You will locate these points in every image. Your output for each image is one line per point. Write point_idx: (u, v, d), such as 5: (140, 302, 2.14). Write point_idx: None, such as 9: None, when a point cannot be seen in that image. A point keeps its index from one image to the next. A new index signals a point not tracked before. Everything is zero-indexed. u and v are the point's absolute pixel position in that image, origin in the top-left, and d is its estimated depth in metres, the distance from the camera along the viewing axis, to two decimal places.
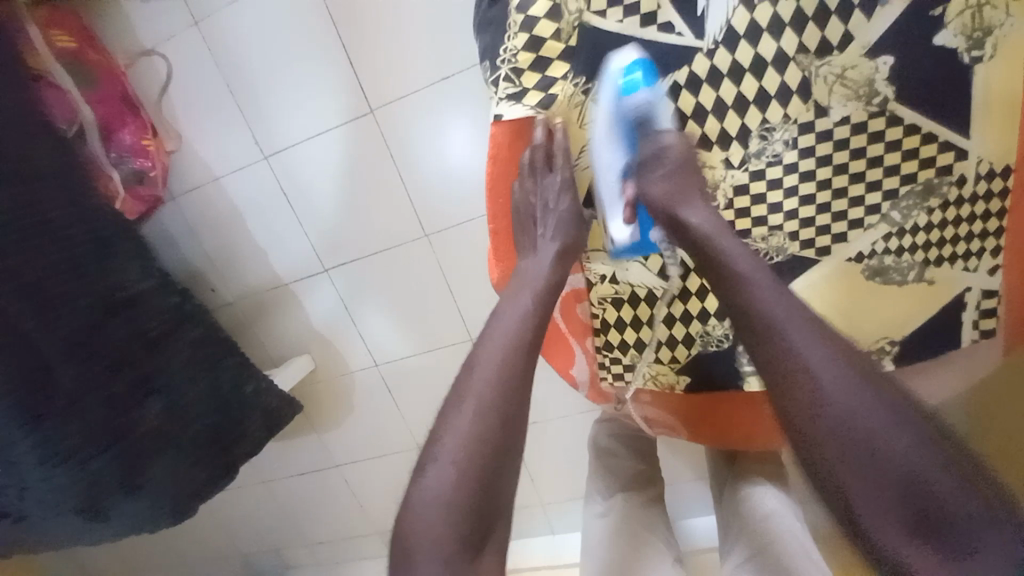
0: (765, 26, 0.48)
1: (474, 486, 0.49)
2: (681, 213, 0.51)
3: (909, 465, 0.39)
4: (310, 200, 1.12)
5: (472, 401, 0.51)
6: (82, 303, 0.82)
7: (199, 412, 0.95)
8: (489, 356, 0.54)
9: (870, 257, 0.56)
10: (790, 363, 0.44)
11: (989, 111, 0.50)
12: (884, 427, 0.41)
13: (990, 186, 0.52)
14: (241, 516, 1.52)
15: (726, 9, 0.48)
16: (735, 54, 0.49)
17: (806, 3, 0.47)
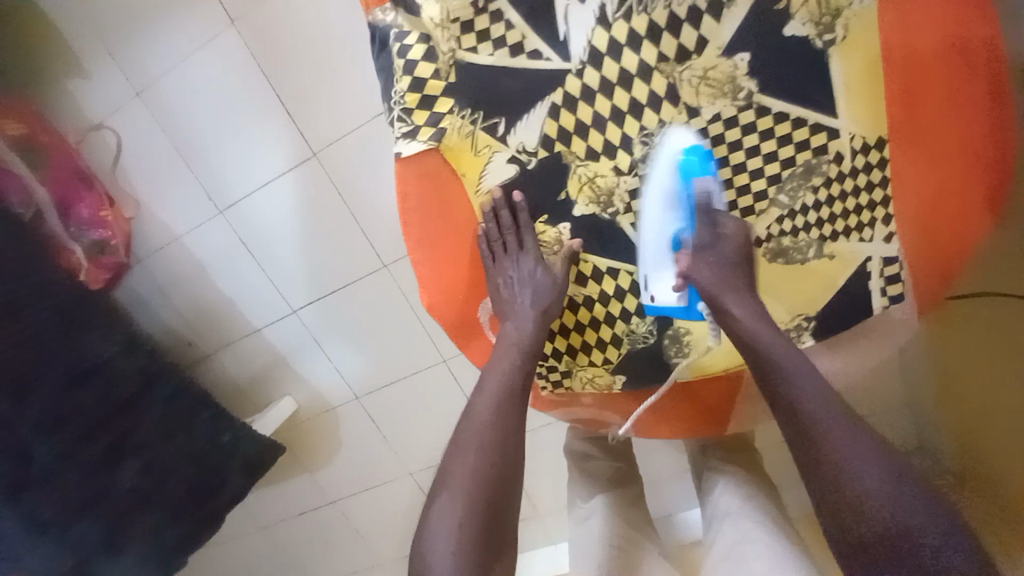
0: (624, 42, 0.51)
1: (479, 511, 0.53)
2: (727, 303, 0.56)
3: (875, 480, 0.45)
4: (269, 247, 1.16)
5: (475, 446, 0.56)
6: (50, 378, 0.86)
7: (176, 468, 1.00)
8: (489, 395, 0.59)
9: (769, 241, 0.59)
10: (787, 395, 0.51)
11: (852, 88, 0.52)
12: (862, 457, 0.46)
13: (868, 159, 0.54)
14: (248, 561, 1.55)
15: (586, 31, 0.51)
16: (602, 70, 0.52)
17: (658, 16, 0.50)
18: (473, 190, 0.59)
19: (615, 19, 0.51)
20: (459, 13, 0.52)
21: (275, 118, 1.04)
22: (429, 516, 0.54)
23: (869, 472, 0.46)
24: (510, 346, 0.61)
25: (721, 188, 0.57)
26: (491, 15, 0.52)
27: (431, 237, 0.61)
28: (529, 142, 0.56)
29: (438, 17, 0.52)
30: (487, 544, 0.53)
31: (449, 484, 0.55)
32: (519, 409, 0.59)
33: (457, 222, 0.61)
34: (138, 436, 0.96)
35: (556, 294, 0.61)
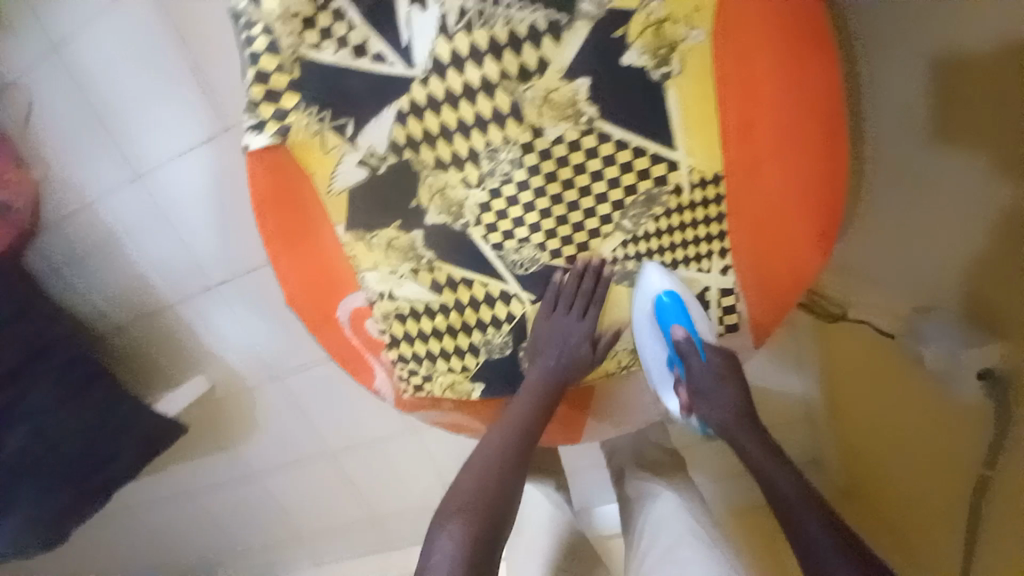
0: (466, 54, 0.55)
1: (474, 543, 0.60)
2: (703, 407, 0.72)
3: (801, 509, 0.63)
4: (181, 221, 1.14)
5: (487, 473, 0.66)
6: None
7: (64, 440, 0.97)
8: (498, 436, 0.68)
9: (615, 262, 0.68)
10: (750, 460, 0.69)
11: (685, 123, 0.61)
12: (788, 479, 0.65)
13: (706, 193, 0.64)
14: (169, 534, 1.56)
15: (428, 40, 0.55)
16: (445, 81, 0.56)
17: (498, 33, 0.55)
18: (326, 188, 0.61)
19: (456, 31, 0.55)
20: (298, 9, 0.53)
21: (185, 91, 1.02)
22: (432, 545, 0.61)
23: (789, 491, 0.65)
24: (521, 403, 0.69)
25: (570, 209, 0.63)
26: (332, 14, 0.54)
27: (280, 235, 0.61)
28: (379, 147, 0.59)
29: (278, 10, 0.52)
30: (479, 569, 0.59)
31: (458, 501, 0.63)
32: (520, 456, 0.67)
33: (312, 223, 0.62)
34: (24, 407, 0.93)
35: (584, 364, 0.70)
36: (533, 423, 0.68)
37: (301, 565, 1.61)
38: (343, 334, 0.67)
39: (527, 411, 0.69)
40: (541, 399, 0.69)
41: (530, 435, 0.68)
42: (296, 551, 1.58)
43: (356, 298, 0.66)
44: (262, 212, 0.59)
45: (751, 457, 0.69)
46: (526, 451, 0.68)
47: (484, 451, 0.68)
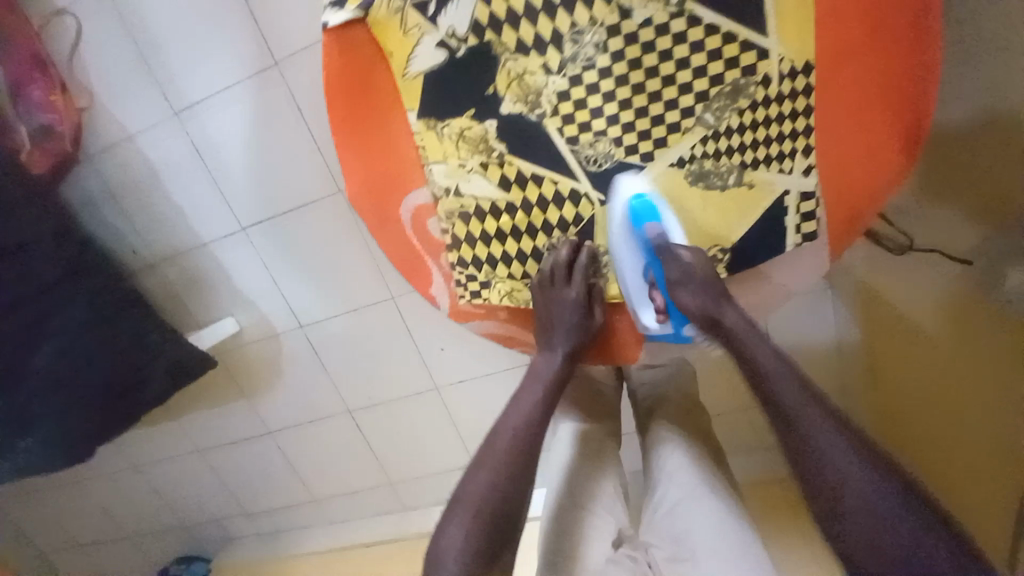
0: None
1: (479, 539, 0.61)
2: (727, 321, 0.63)
3: (829, 462, 0.54)
4: (221, 157, 1.14)
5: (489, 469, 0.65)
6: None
7: (92, 356, 0.97)
8: (502, 443, 0.67)
9: (692, 163, 0.66)
10: (777, 401, 0.59)
11: (779, 8, 0.60)
12: (839, 452, 0.54)
13: (794, 85, 0.63)
14: (183, 486, 1.54)
15: None
16: None
17: None
18: (401, 74, 0.63)
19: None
20: None
21: (235, 19, 1.02)
22: (438, 544, 0.62)
23: (843, 465, 0.54)
24: (523, 404, 0.69)
25: (651, 100, 0.63)
26: None
27: (351, 122, 0.64)
28: (459, 27, 0.61)
29: None
30: (489, 559, 0.62)
31: (463, 504, 0.63)
32: (524, 463, 0.66)
33: (386, 113, 0.64)
34: (60, 320, 0.93)
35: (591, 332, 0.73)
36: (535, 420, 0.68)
37: (311, 526, 1.57)
38: (405, 233, 0.70)
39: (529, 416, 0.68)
40: (542, 392, 0.70)
41: (533, 434, 0.67)
42: (309, 512, 1.55)
43: (422, 195, 0.69)
44: (338, 98, 0.62)
45: (772, 391, 0.59)
46: (531, 454, 0.66)
47: (489, 459, 0.66)
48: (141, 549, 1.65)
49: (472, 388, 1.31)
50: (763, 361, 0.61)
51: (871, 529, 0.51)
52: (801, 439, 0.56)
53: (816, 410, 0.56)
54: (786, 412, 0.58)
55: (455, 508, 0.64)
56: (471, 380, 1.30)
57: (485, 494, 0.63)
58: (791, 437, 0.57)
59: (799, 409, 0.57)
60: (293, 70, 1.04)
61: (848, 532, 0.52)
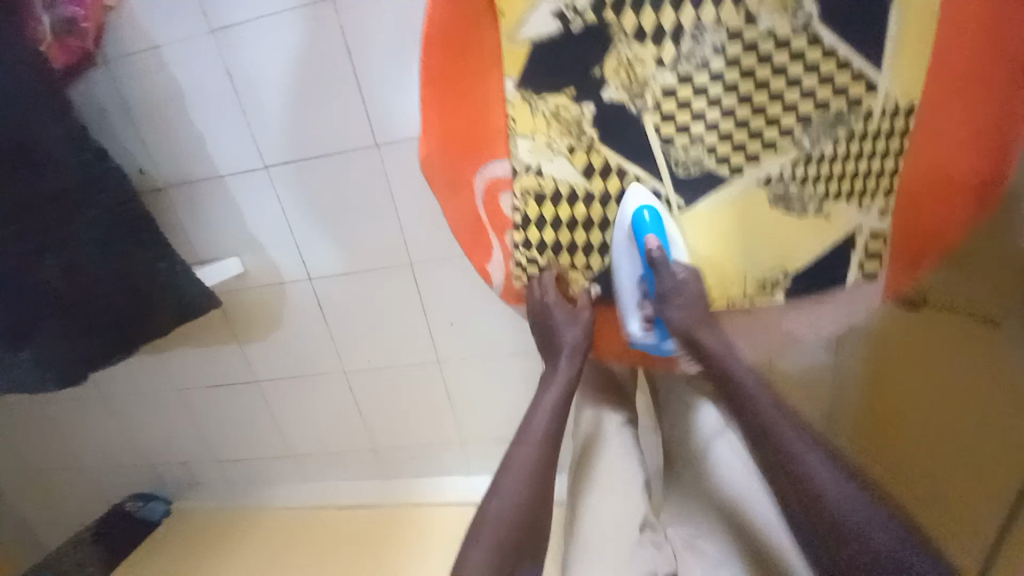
0: None
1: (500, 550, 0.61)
2: (702, 339, 0.72)
3: (801, 466, 0.61)
4: (255, 88, 1.07)
5: (513, 475, 0.66)
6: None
7: (104, 279, 0.93)
8: (524, 455, 0.68)
9: (778, 180, 0.71)
10: (748, 404, 0.67)
11: (900, 48, 0.66)
12: (831, 481, 0.59)
13: (889, 122, 0.68)
14: (155, 424, 1.48)
15: None
16: None
17: None
18: (511, 35, 0.68)
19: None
20: None
21: None
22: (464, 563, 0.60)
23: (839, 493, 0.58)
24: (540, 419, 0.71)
25: (754, 110, 0.68)
26: None
27: (455, 77, 0.68)
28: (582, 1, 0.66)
29: None
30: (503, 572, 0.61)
31: (489, 515, 0.64)
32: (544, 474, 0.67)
33: (491, 83, 0.70)
34: (71, 235, 0.90)
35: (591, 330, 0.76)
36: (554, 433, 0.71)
37: (282, 481, 1.54)
38: (479, 206, 0.75)
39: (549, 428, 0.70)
40: (557, 400, 0.73)
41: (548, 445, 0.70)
42: (286, 469, 1.52)
43: (501, 171, 0.74)
44: (448, 58, 0.67)
45: (743, 399, 0.68)
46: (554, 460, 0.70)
47: (512, 473, 0.67)
48: (99, 483, 1.58)
49: (475, 367, 1.31)
50: (740, 378, 0.69)
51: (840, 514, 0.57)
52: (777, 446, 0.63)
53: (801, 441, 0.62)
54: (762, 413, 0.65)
55: (480, 524, 0.64)
56: (476, 359, 1.29)
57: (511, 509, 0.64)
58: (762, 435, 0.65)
59: (768, 414, 0.65)
60: (347, 7, 0.98)
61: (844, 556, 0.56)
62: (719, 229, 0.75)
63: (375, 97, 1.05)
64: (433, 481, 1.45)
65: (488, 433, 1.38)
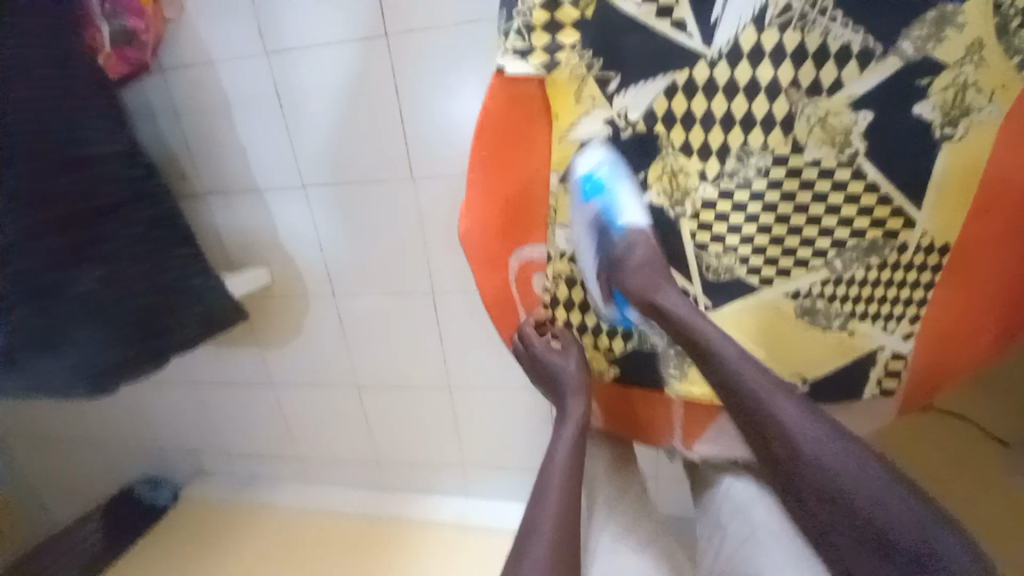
0: (767, 50, 0.55)
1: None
2: (659, 301, 0.57)
3: (819, 453, 0.51)
4: (303, 110, 1.10)
5: (545, 531, 0.54)
6: (44, 153, 0.85)
7: (139, 288, 0.96)
8: (551, 500, 0.56)
9: (804, 297, 0.62)
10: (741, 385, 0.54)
11: (943, 188, 0.56)
12: (828, 451, 0.52)
13: (927, 259, 0.59)
14: (170, 411, 1.55)
15: (735, 27, 0.55)
16: (733, 70, 0.56)
17: (809, 41, 0.54)
18: (559, 136, 0.63)
19: (770, 25, 0.54)
20: None
21: None
22: None
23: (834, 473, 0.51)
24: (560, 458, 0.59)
25: (789, 232, 0.60)
26: None
27: (498, 159, 0.66)
28: (633, 110, 0.61)
29: None
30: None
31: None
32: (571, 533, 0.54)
33: (533, 159, 0.66)
34: (109, 246, 0.93)
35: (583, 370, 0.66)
36: (573, 469, 0.58)
37: (285, 480, 1.59)
38: (509, 282, 0.73)
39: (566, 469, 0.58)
40: (575, 415, 0.62)
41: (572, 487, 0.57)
42: (289, 468, 1.57)
43: (536, 252, 0.71)
44: (491, 138, 0.64)
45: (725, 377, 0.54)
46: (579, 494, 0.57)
47: (540, 523, 0.55)
48: (111, 460, 1.65)
49: (482, 395, 1.33)
50: (726, 353, 0.54)
51: (876, 501, 0.50)
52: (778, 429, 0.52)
53: (793, 405, 0.53)
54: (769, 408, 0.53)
55: None
56: (484, 389, 1.32)
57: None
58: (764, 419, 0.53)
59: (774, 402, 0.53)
60: (398, 46, 1.00)
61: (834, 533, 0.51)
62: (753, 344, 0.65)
63: (417, 133, 1.07)
64: (430, 499, 1.48)
65: (488, 458, 1.41)
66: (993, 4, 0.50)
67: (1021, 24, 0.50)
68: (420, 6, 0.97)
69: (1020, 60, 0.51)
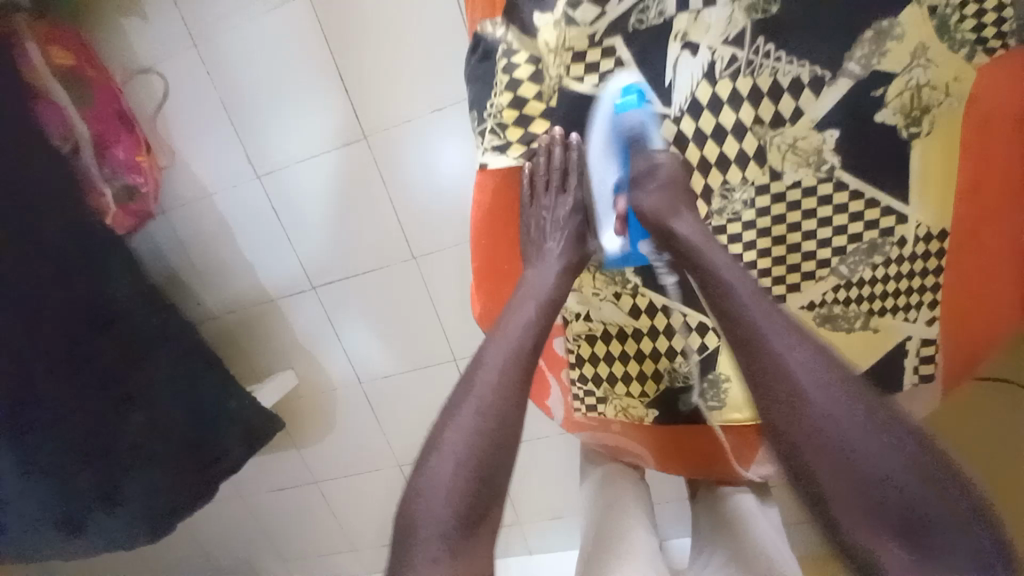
0: (725, 98, 0.59)
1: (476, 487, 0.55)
2: (673, 225, 0.59)
3: (822, 407, 0.48)
4: (299, 217, 1.15)
5: (475, 399, 0.58)
6: (76, 320, 0.89)
7: (181, 425, 1.00)
8: (483, 379, 0.60)
9: (821, 306, 0.64)
10: (746, 325, 0.53)
11: (925, 181, 0.59)
12: (829, 398, 0.48)
13: (928, 247, 0.60)
14: (221, 529, 1.55)
15: (691, 84, 0.60)
16: (698, 121, 0.61)
17: (761, 82, 0.58)
18: None
19: (721, 77, 0.59)
20: (574, 44, 0.61)
21: (329, 91, 1.04)
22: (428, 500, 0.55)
23: (825, 416, 0.48)
24: (516, 325, 0.63)
25: (789, 251, 0.62)
26: (604, 50, 0.61)
27: (498, 241, 0.70)
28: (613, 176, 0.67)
29: (554, 43, 0.61)
30: (471, 524, 0.54)
31: (447, 435, 0.57)
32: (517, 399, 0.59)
33: None
34: (147, 392, 0.97)
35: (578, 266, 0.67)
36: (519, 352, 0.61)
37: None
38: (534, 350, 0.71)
39: (510, 363, 0.60)
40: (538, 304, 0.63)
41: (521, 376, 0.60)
42: (348, 564, 1.54)
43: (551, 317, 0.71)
44: (489, 222, 0.69)
45: (727, 310, 0.54)
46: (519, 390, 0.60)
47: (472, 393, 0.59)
48: None
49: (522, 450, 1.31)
50: (733, 291, 0.54)
51: (871, 466, 0.45)
52: (773, 368, 0.50)
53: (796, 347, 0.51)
54: (767, 352, 0.51)
55: (433, 449, 0.57)
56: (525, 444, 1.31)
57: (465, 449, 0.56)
58: (759, 358, 0.51)
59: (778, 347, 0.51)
60: (378, 142, 1.06)
61: (825, 488, 0.47)
62: None
63: (410, 215, 1.12)
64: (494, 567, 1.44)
65: (545, 514, 1.35)
66: (926, 12, 0.54)
67: (961, 18, 0.54)
68: (393, 103, 1.03)
69: (966, 52, 0.54)
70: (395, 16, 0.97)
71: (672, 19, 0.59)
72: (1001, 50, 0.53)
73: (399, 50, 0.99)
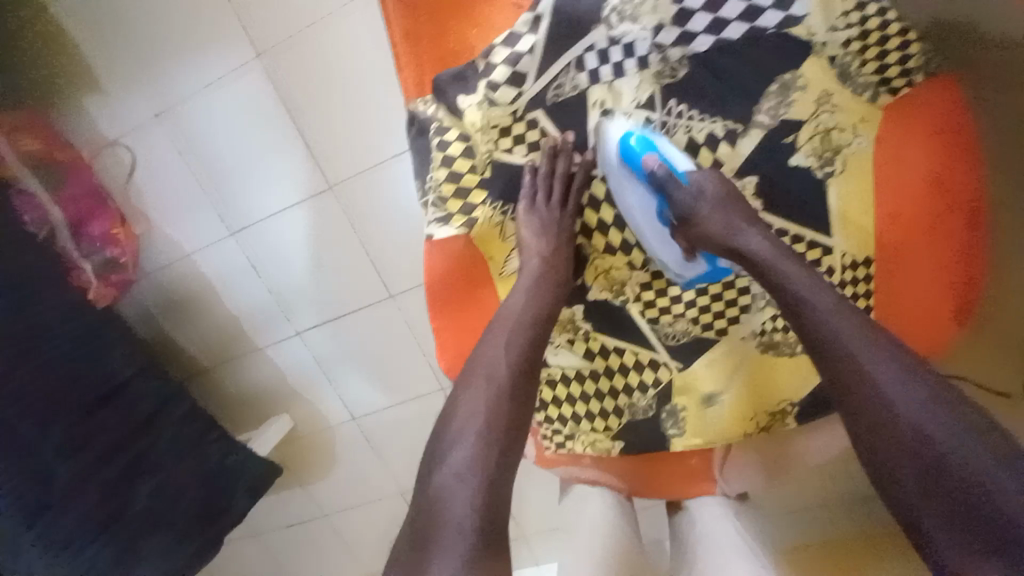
0: None
1: (489, 491, 0.58)
2: (739, 241, 0.62)
3: (903, 408, 0.52)
4: (278, 267, 1.18)
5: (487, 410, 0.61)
6: (79, 400, 0.93)
7: (186, 488, 1.04)
8: (485, 376, 0.63)
9: (762, 335, 0.70)
10: (821, 333, 0.58)
11: (842, 214, 0.66)
12: (907, 396, 0.53)
13: (855, 274, 0.67)
14: (237, 570, 1.60)
15: (612, 146, 0.69)
16: None
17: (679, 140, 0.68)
18: (498, 271, 0.74)
19: None
20: (499, 122, 0.68)
21: (292, 146, 1.07)
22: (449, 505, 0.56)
23: (914, 415, 0.52)
24: (510, 320, 0.67)
25: (725, 288, 0.70)
26: (527, 124, 0.69)
27: (452, 303, 0.74)
28: None
29: (480, 123, 0.68)
30: (492, 537, 0.56)
31: (454, 443, 0.60)
32: (506, 405, 0.62)
33: (484, 299, 0.74)
34: (154, 456, 1.01)
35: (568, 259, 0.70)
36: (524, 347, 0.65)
37: None
38: None
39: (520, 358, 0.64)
40: (530, 283, 0.68)
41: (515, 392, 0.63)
42: None
43: None
44: (435, 289, 0.73)
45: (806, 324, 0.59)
46: (520, 399, 0.64)
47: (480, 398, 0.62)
48: None
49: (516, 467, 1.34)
50: (810, 302, 0.59)
51: (953, 461, 0.49)
52: (853, 373, 0.56)
53: (846, 322, 0.57)
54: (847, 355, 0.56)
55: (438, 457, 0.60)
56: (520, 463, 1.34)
57: (478, 448, 0.59)
58: (837, 363, 0.57)
59: (859, 354, 0.56)
60: (341, 191, 1.09)
61: (904, 479, 0.52)
62: (735, 382, 0.71)
63: (382, 256, 1.15)
64: None
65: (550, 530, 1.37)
66: (825, 61, 0.62)
67: (861, 64, 0.62)
68: (352, 154, 1.06)
69: (870, 93, 0.63)
70: (343, 71, 0.99)
71: (587, 91, 0.67)
72: (904, 87, 0.62)
73: (353, 102, 1.01)
